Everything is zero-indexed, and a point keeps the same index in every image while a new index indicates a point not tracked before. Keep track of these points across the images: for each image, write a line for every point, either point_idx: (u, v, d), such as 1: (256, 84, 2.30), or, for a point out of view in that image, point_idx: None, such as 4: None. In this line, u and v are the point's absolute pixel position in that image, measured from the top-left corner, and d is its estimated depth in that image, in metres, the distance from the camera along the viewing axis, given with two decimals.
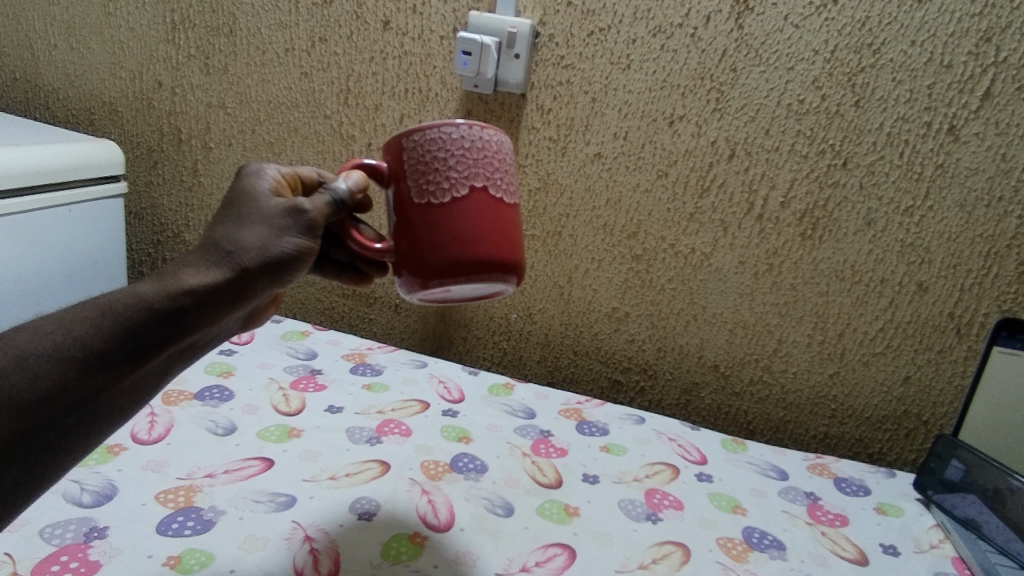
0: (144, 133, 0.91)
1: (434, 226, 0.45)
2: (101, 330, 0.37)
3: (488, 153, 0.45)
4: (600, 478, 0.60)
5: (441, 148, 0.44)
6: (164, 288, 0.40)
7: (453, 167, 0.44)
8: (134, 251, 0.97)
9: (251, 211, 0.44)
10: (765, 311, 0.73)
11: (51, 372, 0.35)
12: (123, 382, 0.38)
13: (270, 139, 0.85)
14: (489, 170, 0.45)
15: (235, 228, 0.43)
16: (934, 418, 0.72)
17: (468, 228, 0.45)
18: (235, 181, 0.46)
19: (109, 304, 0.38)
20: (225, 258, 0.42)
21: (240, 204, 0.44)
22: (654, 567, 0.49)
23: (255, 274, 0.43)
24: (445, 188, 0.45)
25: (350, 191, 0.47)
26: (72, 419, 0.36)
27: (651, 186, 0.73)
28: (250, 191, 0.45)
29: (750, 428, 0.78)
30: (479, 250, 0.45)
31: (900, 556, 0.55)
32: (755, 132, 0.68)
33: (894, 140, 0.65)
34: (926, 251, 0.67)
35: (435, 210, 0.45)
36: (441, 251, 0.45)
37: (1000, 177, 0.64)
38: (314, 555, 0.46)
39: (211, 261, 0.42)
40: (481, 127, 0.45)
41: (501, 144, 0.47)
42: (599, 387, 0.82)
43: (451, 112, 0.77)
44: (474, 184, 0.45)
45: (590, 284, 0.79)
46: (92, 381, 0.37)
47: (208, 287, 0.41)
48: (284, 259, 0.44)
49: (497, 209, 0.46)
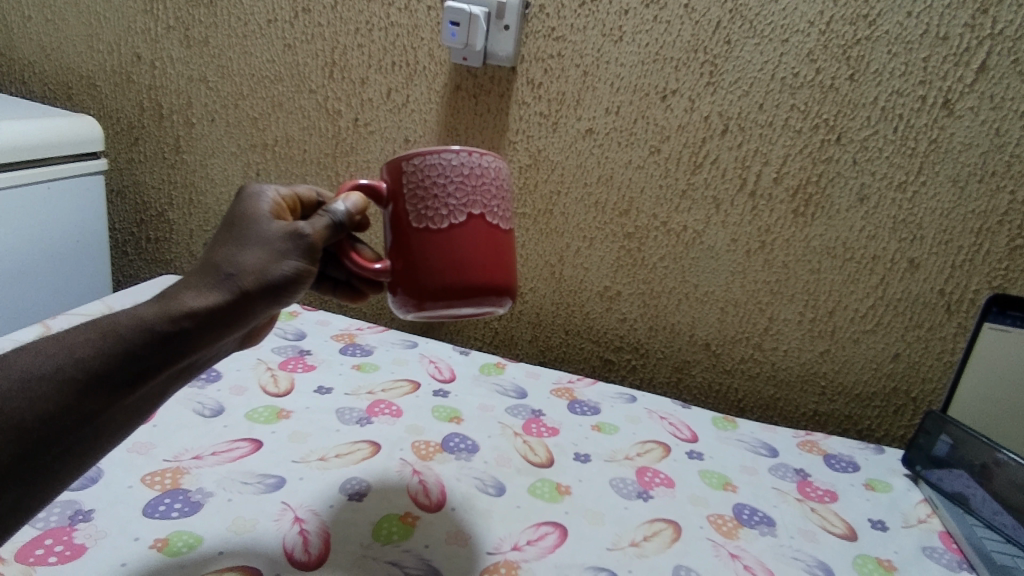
0: (124, 108, 0.89)
1: (432, 252, 0.45)
2: (102, 352, 0.36)
3: (487, 180, 0.45)
4: (592, 457, 0.59)
5: (441, 175, 0.44)
6: (165, 310, 0.38)
7: (453, 194, 0.44)
8: (117, 230, 0.96)
9: (250, 233, 0.42)
10: (756, 288, 0.73)
11: (52, 395, 0.34)
12: (123, 403, 0.37)
13: (254, 114, 0.84)
14: (487, 197, 0.45)
15: (235, 250, 0.41)
16: (923, 395, 0.72)
17: (465, 255, 0.45)
18: (235, 204, 0.44)
19: (110, 325, 0.37)
20: (225, 281, 0.40)
21: (240, 226, 0.42)
22: (646, 544, 0.49)
23: (255, 297, 0.40)
24: (444, 215, 0.44)
25: (347, 210, 0.44)
26: (70, 441, 0.35)
27: (643, 163, 0.72)
28: (249, 213, 0.43)
29: (741, 406, 0.78)
30: (476, 277, 0.46)
31: (887, 531, 0.55)
32: (749, 107, 0.67)
33: (888, 115, 0.64)
34: (918, 228, 0.67)
35: (434, 237, 0.45)
36: (438, 276, 0.45)
37: (994, 152, 0.63)
38: (303, 537, 0.45)
39: (211, 284, 0.39)
40: (481, 154, 0.45)
41: (499, 170, 0.47)
42: (591, 366, 0.82)
43: (439, 86, 0.76)
44: (473, 212, 0.45)
45: (582, 263, 0.78)
46: (88, 404, 0.35)
47: (209, 310, 0.39)
48: (283, 282, 0.41)
49: (494, 237, 0.46)
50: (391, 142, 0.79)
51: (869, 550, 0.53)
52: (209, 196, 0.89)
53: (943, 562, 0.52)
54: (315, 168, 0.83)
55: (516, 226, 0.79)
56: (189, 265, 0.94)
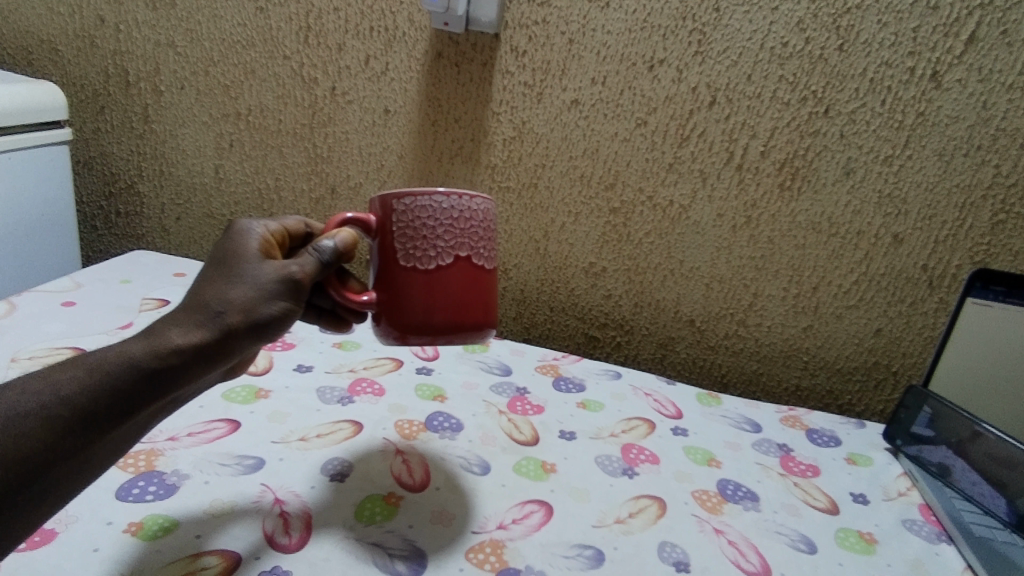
0: (88, 75, 0.85)
1: (419, 291, 0.45)
2: (87, 388, 0.33)
3: (475, 223, 0.45)
4: (577, 435, 0.59)
5: (430, 216, 0.44)
6: (152, 345, 0.36)
7: (441, 236, 0.44)
8: (85, 203, 0.93)
9: (239, 270, 0.40)
10: (742, 265, 0.73)
11: (37, 433, 0.31)
12: (112, 434, 0.34)
13: (226, 81, 0.81)
14: (474, 240, 0.45)
15: (223, 286, 0.39)
16: (903, 369, 0.72)
17: (450, 297, 0.45)
18: (223, 239, 0.43)
19: (96, 362, 0.34)
20: (213, 319, 0.38)
21: (228, 263, 0.40)
22: (631, 521, 0.48)
23: (239, 336, 0.39)
24: (431, 256, 0.44)
25: (336, 246, 0.43)
26: (59, 473, 0.32)
27: (629, 135, 0.71)
28: (238, 249, 0.41)
29: (724, 381, 0.79)
30: (460, 318, 0.46)
31: (869, 504, 0.56)
32: (737, 77, 0.66)
33: (876, 87, 0.63)
34: (903, 203, 0.66)
35: (422, 276, 0.44)
36: (424, 313, 0.45)
37: (980, 126, 0.62)
38: (284, 519, 0.44)
39: (198, 320, 0.38)
40: (470, 197, 0.45)
41: (488, 213, 0.47)
42: (576, 344, 0.82)
43: (420, 53, 0.73)
44: (460, 254, 0.45)
45: (567, 239, 0.77)
46: (72, 439, 0.32)
47: (194, 349, 0.37)
48: (269, 322, 0.40)
49: (479, 279, 0.46)
50: (370, 112, 0.77)
51: (850, 523, 0.53)
52: (180, 168, 0.86)
53: (923, 534, 0.52)
54: (292, 139, 0.81)
55: (501, 201, 0.78)
56: (161, 240, 0.92)
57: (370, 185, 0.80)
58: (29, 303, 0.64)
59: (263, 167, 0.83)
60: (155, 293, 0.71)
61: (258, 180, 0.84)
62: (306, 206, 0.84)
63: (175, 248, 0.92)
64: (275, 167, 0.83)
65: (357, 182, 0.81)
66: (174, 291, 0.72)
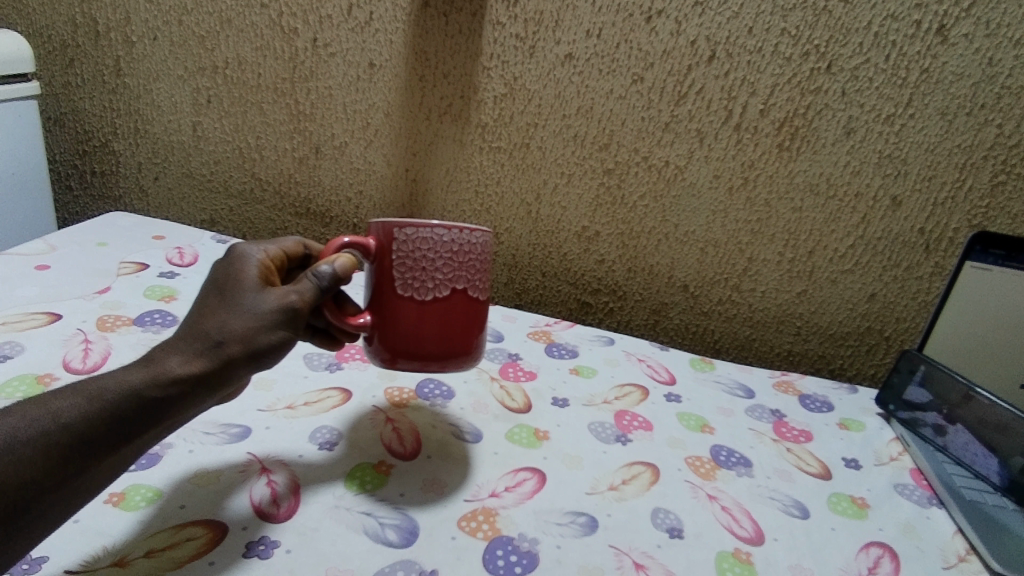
0: (56, 25, 0.81)
1: (412, 321, 0.44)
2: (89, 416, 0.31)
3: (474, 257, 0.44)
4: (570, 401, 0.58)
5: (430, 249, 0.43)
6: (153, 373, 0.34)
7: (440, 268, 0.43)
8: (58, 162, 0.90)
9: (239, 297, 0.38)
10: (737, 228, 0.71)
11: (34, 459, 0.29)
12: (112, 460, 0.32)
13: (201, 31, 0.77)
14: (472, 273, 0.44)
15: (223, 313, 0.37)
16: (896, 334, 0.72)
17: (444, 329, 0.44)
18: (221, 263, 0.41)
19: (97, 388, 0.32)
20: (213, 349, 0.36)
21: (227, 289, 0.38)
22: (624, 488, 0.48)
23: (237, 365, 0.37)
24: (428, 288, 0.43)
25: (332, 270, 0.41)
26: (55, 499, 0.30)
27: (625, 92, 0.68)
28: (238, 274, 0.39)
29: (716, 347, 0.78)
30: (452, 349, 0.45)
31: (861, 469, 0.56)
32: (738, 30, 0.64)
33: (881, 41, 0.61)
34: (903, 163, 0.65)
35: (417, 306, 0.44)
36: (416, 342, 0.44)
37: (985, 83, 0.61)
38: (271, 489, 0.43)
39: (198, 350, 0.36)
40: (471, 230, 0.44)
41: (487, 246, 0.46)
42: (568, 310, 0.81)
43: (405, 2, 0.70)
44: (457, 286, 0.44)
45: (560, 202, 0.75)
46: (71, 464, 0.30)
47: (194, 379, 0.35)
48: (265, 349, 0.38)
49: (474, 311, 0.46)
50: (354, 66, 0.74)
51: (843, 488, 0.53)
52: (156, 125, 0.83)
53: (914, 498, 0.53)
54: (273, 93, 0.77)
55: (491, 161, 0.75)
56: (139, 202, 0.89)
57: (356, 144, 0.78)
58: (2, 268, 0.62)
59: (243, 124, 0.80)
60: (133, 256, 0.69)
61: (238, 139, 0.81)
62: (289, 165, 0.81)
63: (154, 210, 0.89)
64: (255, 125, 0.80)
65: (342, 141, 0.78)
66: (154, 256, 0.70)
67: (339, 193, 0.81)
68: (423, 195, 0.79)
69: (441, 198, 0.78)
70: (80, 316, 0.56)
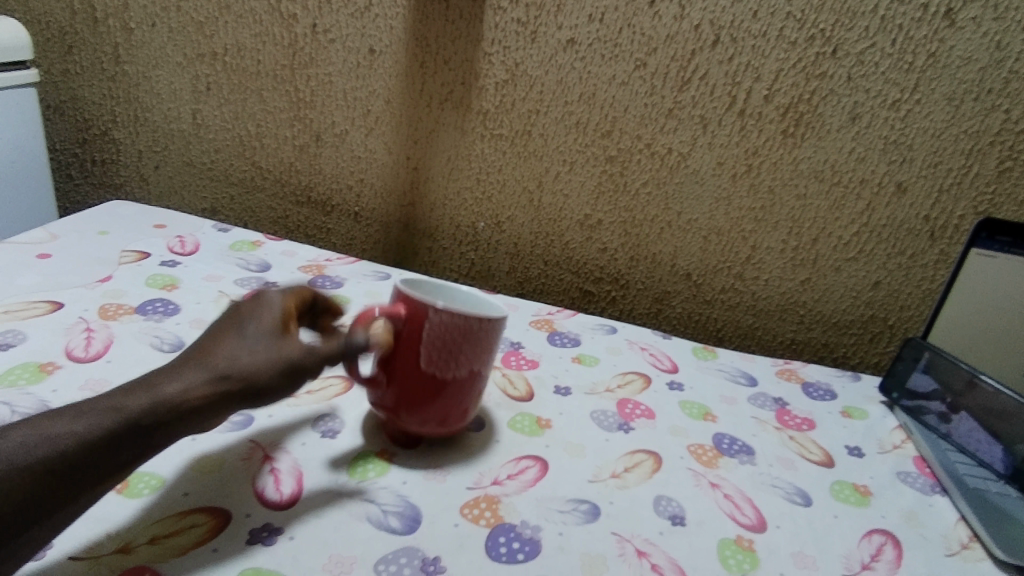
0: (54, 12, 0.81)
1: (412, 388, 0.43)
2: (102, 427, 0.32)
3: (486, 343, 0.44)
4: (572, 390, 0.58)
5: (445, 329, 0.42)
6: (152, 395, 0.34)
7: (449, 347, 0.43)
8: (58, 151, 0.89)
9: (252, 334, 0.38)
10: (740, 216, 0.71)
11: (45, 467, 0.30)
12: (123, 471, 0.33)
13: (200, 18, 0.76)
14: (480, 355, 0.44)
15: (234, 348, 0.37)
16: (900, 323, 0.72)
17: (442, 399, 0.44)
18: (245, 298, 0.41)
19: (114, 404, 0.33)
20: (213, 380, 0.35)
21: (245, 324, 0.38)
22: (626, 476, 0.48)
23: (232, 402, 0.36)
24: (434, 362, 0.43)
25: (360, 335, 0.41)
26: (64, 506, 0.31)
27: (628, 78, 0.68)
28: (258, 312, 0.39)
29: (718, 336, 0.78)
30: (447, 416, 0.45)
31: (864, 457, 0.56)
32: (742, 14, 0.63)
33: (887, 25, 0.60)
34: (909, 149, 0.64)
35: (419, 378, 0.43)
36: (413, 406, 0.44)
37: (993, 68, 0.60)
38: (274, 476, 0.43)
39: (200, 379, 0.35)
40: (488, 320, 0.43)
41: (499, 332, 0.45)
42: (570, 298, 0.80)
43: None
44: (462, 365, 0.43)
45: (561, 190, 0.75)
46: (84, 475, 0.31)
47: (191, 406, 0.35)
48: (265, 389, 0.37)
49: (475, 387, 0.45)
50: (354, 52, 0.73)
51: (845, 476, 0.53)
52: (156, 113, 0.83)
53: (917, 486, 0.52)
54: (272, 81, 0.77)
55: (493, 149, 0.75)
56: (139, 190, 0.89)
57: (357, 132, 0.77)
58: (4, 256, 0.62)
59: (243, 112, 0.80)
60: (135, 245, 0.69)
61: (238, 127, 0.81)
62: (290, 153, 0.81)
63: (154, 199, 0.89)
64: (255, 113, 0.79)
65: (342, 128, 0.77)
66: (155, 245, 0.69)
67: (340, 181, 0.81)
68: (425, 183, 0.79)
69: (442, 186, 0.78)
70: (82, 305, 0.56)
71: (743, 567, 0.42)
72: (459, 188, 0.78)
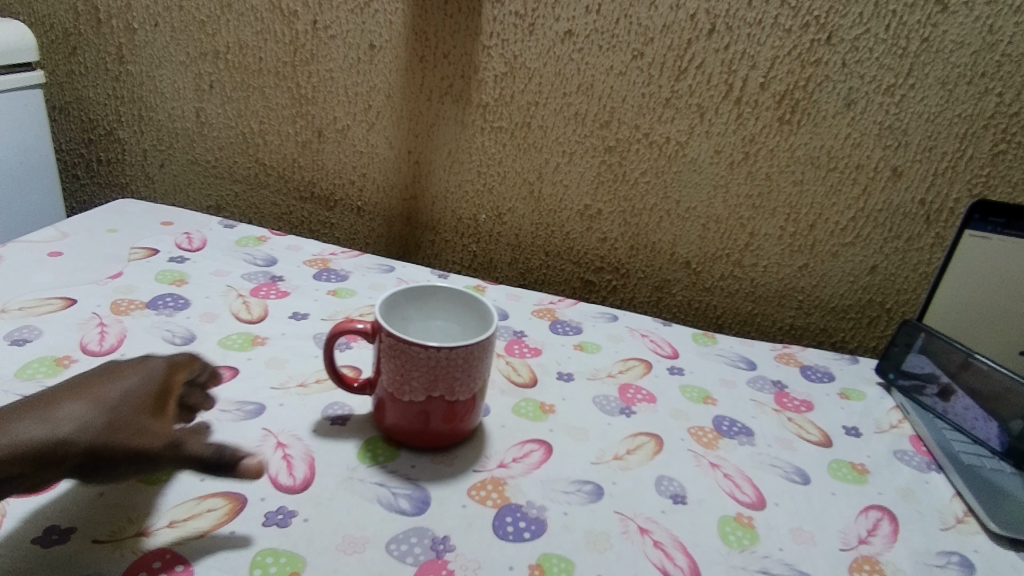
0: (58, 14, 0.82)
1: (395, 414, 0.45)
2: None
3: (454, 370, 0.43)
4: (575, 375, 0.59)
5: (410, 361, 0.42)
6: None
7: (417, 378, 0.43)
8: (64, 151, 0.90)
9: (105, 403, 0.37)
10: (738, 203, 0.72)
11: None
12: None
13: (202, 16, 0.77)
14: (451, 383, 0.43)
15: (78, 412, 0.36)
16: (897, 306, 0.73)
17: (421, 425, 0.45)
18: (132, 372, 0.41)
19: None
20: (39, 441, 0.34)
21: (107, 392, 0.38)
22: (629, 458, 0.49)
23: (63, 469, 0.34)
24: (408, 391, 0.44)
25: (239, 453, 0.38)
26: None
27: (625, 69, 0.69)
28: (129, 386, 0.39)
29: (719, 322, 0.79)
30: (432, 441, 0.46)
31: (861, 436, 0.57)
32: (737, 2, 0.64)
33: (881, 11, 0.61)
34: (903, 134, 0.65)
35: (399, 406, 0.45)
36: (399, 431, 0.46)
37: (985, 52, 0.61)
38: (287, 462, 0.44)
39: (25, 438, 0.34)
40: (452, 347, 0.42)
41: (473, 357, 0.43)
42: (571, 288, 0.81)
43: None
44: (434, 395, 0.43)
45: (561, 180, 0.76)
46: None
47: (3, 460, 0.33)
48: (99, 460, 0.35)
49: (455, 413, 0.45)
50: (355, 47, 0.74)
51: (843, 455, 0.54)
52: (159, 112, 0.84)
53: (914, 463, 0.54)
54: (274, 78, 0.78)
55: (493, 142, 0.76)
56: (146, 188, 0.90)
57: (359, 126, 0.78)
58: (16, 254, 0.63)
59: (246, 109, 0.81)
60: (143, 242, 0.70)
61: (241, 124, 0.82)
62: (293, 149, 0.82)
63: (160, 197, 0.90)
64: (258, 110, 0.80)
65: (344, 124, 0.78)
66: (163, 241, 0.71)
67: (343, 176, 0.82)
68: (426, 176, 0.80)
69: (444, 179, 0.79)
70: (94, 300, 0.57)
71: (744, 543, 0.43)
72: (461, 180, 0.79)
